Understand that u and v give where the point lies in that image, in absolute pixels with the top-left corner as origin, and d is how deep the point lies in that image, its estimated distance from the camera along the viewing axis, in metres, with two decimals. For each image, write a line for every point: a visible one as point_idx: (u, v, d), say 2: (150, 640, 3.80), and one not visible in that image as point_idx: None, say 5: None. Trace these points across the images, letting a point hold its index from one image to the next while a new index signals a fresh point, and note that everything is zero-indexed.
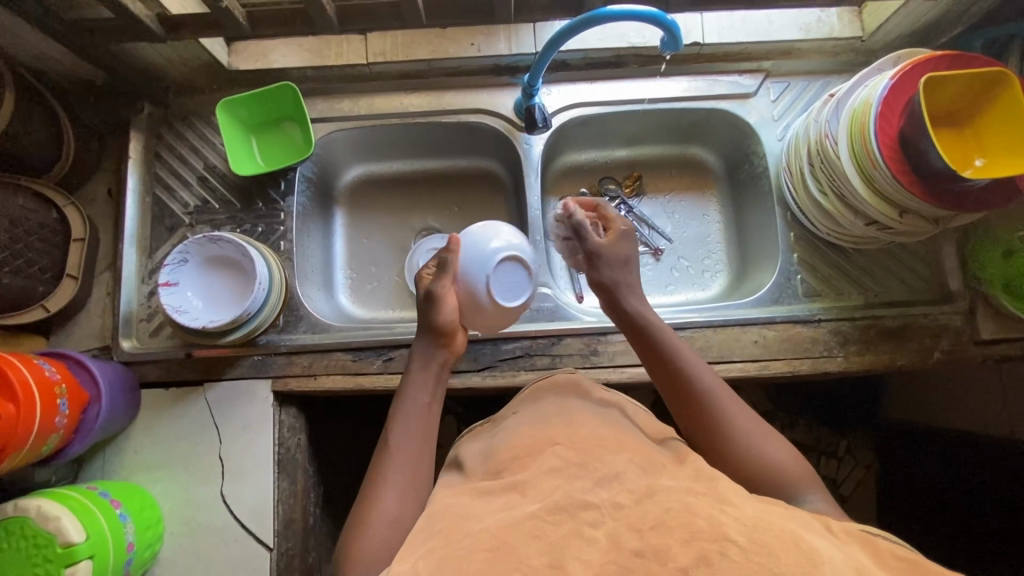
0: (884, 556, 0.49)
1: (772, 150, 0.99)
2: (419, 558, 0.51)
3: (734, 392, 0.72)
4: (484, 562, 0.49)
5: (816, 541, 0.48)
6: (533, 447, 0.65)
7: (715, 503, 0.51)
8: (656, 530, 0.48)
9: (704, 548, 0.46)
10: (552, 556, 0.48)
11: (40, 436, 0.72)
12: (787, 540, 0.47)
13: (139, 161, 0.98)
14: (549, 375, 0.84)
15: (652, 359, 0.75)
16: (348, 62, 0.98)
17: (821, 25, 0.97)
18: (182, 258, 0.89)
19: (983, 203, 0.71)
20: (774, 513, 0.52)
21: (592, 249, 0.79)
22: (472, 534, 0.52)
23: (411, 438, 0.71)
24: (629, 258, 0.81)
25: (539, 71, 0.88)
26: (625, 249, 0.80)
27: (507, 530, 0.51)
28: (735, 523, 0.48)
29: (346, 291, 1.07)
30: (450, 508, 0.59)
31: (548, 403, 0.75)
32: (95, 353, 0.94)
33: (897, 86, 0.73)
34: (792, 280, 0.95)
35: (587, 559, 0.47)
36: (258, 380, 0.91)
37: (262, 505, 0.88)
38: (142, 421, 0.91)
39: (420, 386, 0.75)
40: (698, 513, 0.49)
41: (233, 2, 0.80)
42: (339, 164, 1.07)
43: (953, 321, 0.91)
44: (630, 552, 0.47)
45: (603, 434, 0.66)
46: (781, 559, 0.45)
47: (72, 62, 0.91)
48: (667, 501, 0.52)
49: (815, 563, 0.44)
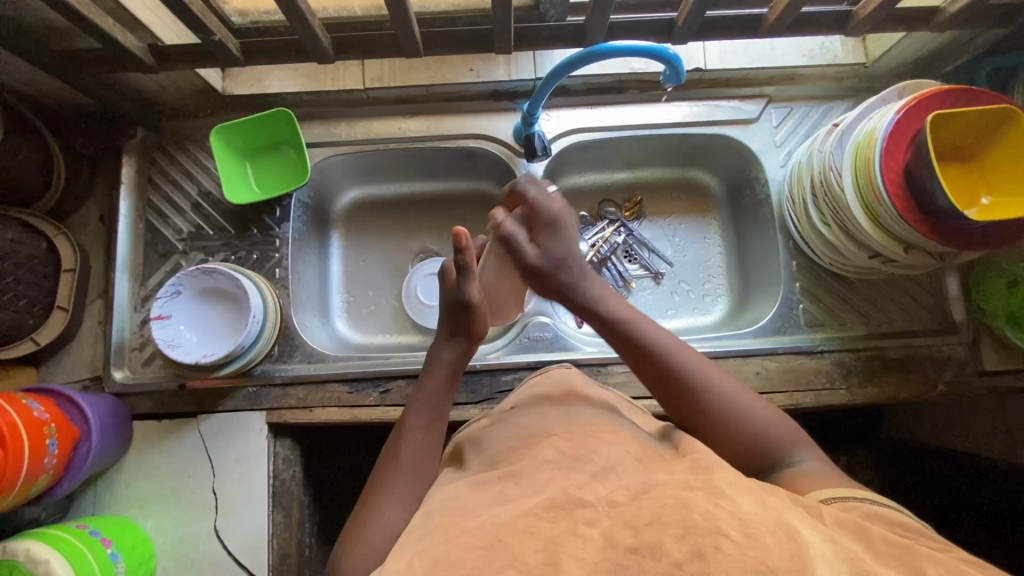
0: (875, 543, 0.44)
1: (774, 176, 0.98)
2: (414, 556, 0.47)
3: (712, 366, 0.69)
4: (477, 560, 0.44)
5: (808, 531, 0.43)
6: (528, 439, 0.63)
7: (710, 497, 0.46)
8: (651, 525, 0.44)
9: (700, 543, 0.41)
10: (548, 553, 0.43)
11: (30, 477, 0.71)
12: (778, 531, 0.42)
13: (132, 186, 0.97)
14: (550, 368, 0.83)
15: (623, 345, 0.72)
16: (345, 87, 0.97)
17: (824, 51, 0.96)
18: (175, 291, 0.88)
19: (1002, 238, 0.70)
20: (768, 503, 0.46)
21: (527, 266, 0.78)
22: (467, 531, 0.48)
23: (421, 451, 0.70)
24: (566, 257, 0.77)
25: (540, 99, 0.87)
26: (558, 250, 0.77)
27: (503, 526, 0.47)
28: (731, 516, 0.44)
29: (343, 316, 1.06)
30: (446, 504, 0.55)
31: (551, 407, 0.70)
32: (86, 384, 0.93)
33: (903, 121, 0.72)
34: (794, 310, 0.94)
35: (582, 557, 0.43)
36: (252, 412, 0.90)
37: (257, 540, 0.87)
38: (135, 454, 0.90)
39: (437, 396, 0.74)
40: (693, 507, 0.45)
41: (226, 34, 0.79)
42: (335, 187, 1.06)
43: (956, 352, 0.91)
44: (625, 549, 0.42)
45: (601, 426, 0.63)
46: (776, 552, 0.40)
47: (62, 90, 0.90)
48: (662, 497, 0.46)
49: (813, 557, 0.40)
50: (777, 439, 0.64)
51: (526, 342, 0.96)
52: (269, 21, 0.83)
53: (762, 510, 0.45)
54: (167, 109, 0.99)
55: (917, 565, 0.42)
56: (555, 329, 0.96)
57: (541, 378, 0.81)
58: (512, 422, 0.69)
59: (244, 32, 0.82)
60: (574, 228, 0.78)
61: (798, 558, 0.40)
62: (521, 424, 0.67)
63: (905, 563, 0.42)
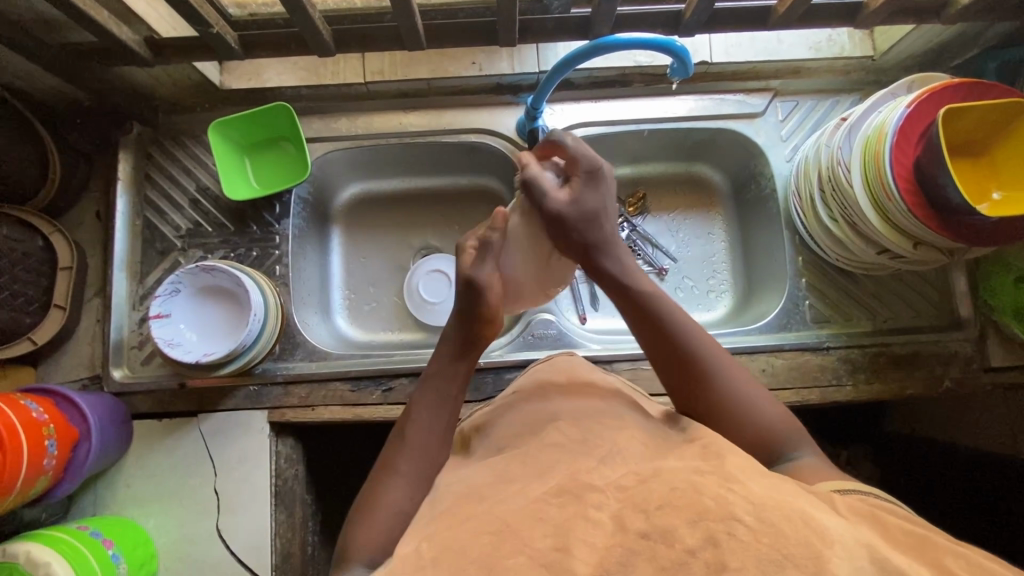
0: (893, 533, 0.44)
1: (779, 171, 0.97)
2: (420, 542, 0.46)
3: (727, 352, 0.67)
4: (486, 547, 0.43)
5: (822, 517, 0.42)
6: (533, 426, 0.62)
7: (722, 480, 0.44)
8: (662, 509, 0.43)
9: (712, 528, 0.40)
10: (558, 538, 0.42)
11: (28, 480, 0.71)
12: (795, 519, 0.41)
13: (128, 182, 0.96)
14: (550, 358, 0.82)
15: (638, 321, 0.69)
16: (345, 81, 0.96)
17: (832, 44, 0.95)
18: (174, 289, 0.87)
19: (1014, 235, 0.69)
20: (782, 489, 0.45)
21: (551, 215, 0.69)
22: (475, 517, 0.47)
23: (429, 430, 0.67)
24: (599, 212, 0.70)
25: (544, 93, 0.86)
26: (589, 203, 0.69)
27: (511, 512, 0.46)
28: (743, 501, 0.42)
29: (344, 313, 1.05)
30: (452, 491, 0.55)
31: (558, 394, 0.68)
32: (84, 383, 0.92)
33: (914, 114, 0.71)
34: (800, 306, 0.94)
35: (592, 542, 0.42)
36: (254, 411, 0.90)
37: (260, 538, 0.86)
38: (134, 452, 0.89)
39: (446, 380, 0.71)
40: (705, 491, 0.43)
41: (224, 26, 0.78)
42: (336, 182, 1.05)
43: (963, 348, 0.91)
44: (637, 534, 0.42)
45: (606, 411, 0.62)
46: (791, 538, 0.39)
47: (56, 84, 0.88)
48: (672, 480, 0.45)
49: (827, 544, 0.39)
50: (777, 435, 0.63)
51: (529, 339, 0.95)
52: (265, 12, 0.82)
53: (774, 494, 0.44)
54: (164, 103, 0.97)
55: (932, 556, 0.42)
56: (559, 327, 0.95)
57: (547, 364, 0.78)
58: (522, 407, 0.67)
59: (241, 24, 0.81)
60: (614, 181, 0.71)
61: (813, 544, 0.39)
62: (526, 411, 0.66)
63: (923, 554, 0.42)
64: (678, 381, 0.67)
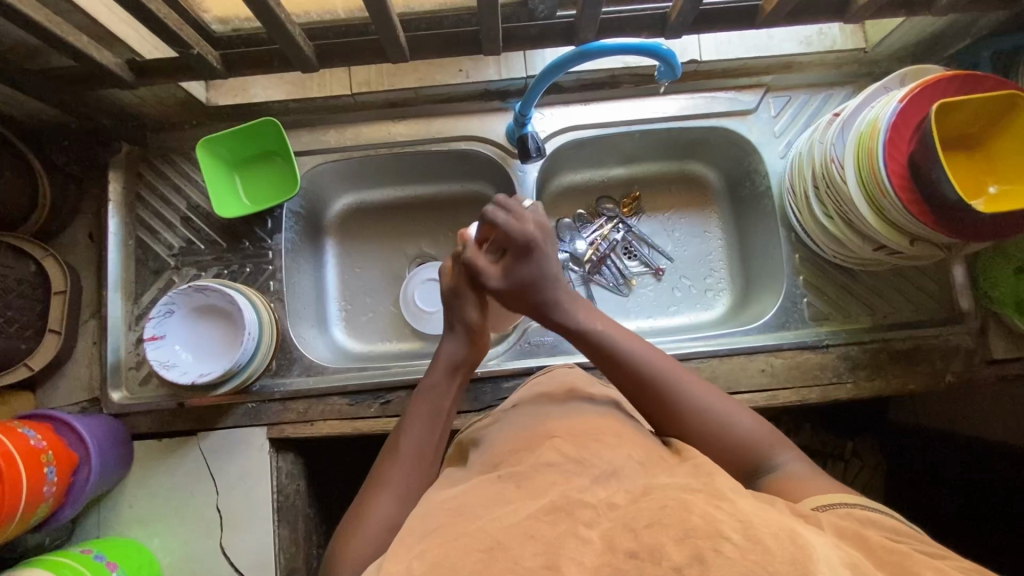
0: (885, 549, 0.44)
1: (774, 167, 0.97)
2: (413, 557, 0.46)
3: (687, 369, 0.69)
4: (477, 564, 0.43)
5: (810, 534, 0.42)
6: (528, 440, 0.61)
7: (711, 499, 0.45)
8: (652, 527, 0.43)
9: (699, 546, 0.40)
10: (548, 556, 0.42)
11: (28, 507, 0.71)
12: (782, 536, 0.41)
13: (120, 203, 0.96)
14: (547, 372, 0.81)
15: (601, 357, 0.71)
16: (332, 93, 0.95)
17: (823, 38, 0.94)
18: (167, 310, 0.87)
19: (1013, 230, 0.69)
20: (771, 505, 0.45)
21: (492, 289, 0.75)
22: (467, 533, 0.47)
23: (419, 440, 0.69)
24: (534, 281, 0.74)
25: (532, 100, 0.86)
26: (522, 276, 0.73)
27: (503, 528, 0.46)
28: (731, 519, 0.42)
29: (341, 325, 1.05)
30: (444, 505, 0.55)
31: (550, 405, 0.69)
32: (84, 407, 0.93)
33: (906, 109, 0.71)
34: (798, 304, 0.93)
35: (581, 561, 0.42)
36: (254, 428, 0.90)
37: (264, 554, 0.87)
38: (135, 474, 0.90)
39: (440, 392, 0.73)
40: (693, 510, 0.43)
41: (206, 47, 0.78)
42: (327, 195, 1.05)
43: (965, 341, 0.91)
44: (625, 554, 0.41)
45: (599, 428, 0.62)
46: (778, 556, 0.39)
47: (40, 108, 0.88)
48: (663, 499, 0.45)
49: (812, 557, 0.39)
50: (752, 442, 0.64)
51: (526, 347, 0.95)
52: (248, 28, 0.81)
53: (765, 515, 0.44)
54: (152, 122, 0.97)
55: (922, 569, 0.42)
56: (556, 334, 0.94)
57: (544, 378, 0.79)
58: (516, 424, 0.67)
59: (224, 43, 0.80)
60: (547, 249, 0.74)
61: (799, 561, 0.39)
62: (520, 428, 0.66)
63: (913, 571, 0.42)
64: (650, 409, 0.68)
